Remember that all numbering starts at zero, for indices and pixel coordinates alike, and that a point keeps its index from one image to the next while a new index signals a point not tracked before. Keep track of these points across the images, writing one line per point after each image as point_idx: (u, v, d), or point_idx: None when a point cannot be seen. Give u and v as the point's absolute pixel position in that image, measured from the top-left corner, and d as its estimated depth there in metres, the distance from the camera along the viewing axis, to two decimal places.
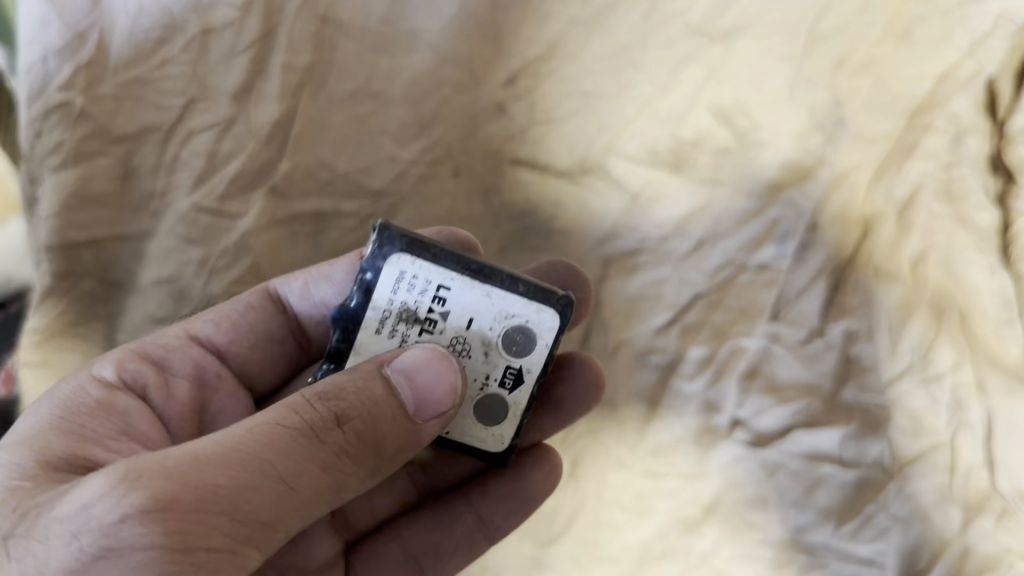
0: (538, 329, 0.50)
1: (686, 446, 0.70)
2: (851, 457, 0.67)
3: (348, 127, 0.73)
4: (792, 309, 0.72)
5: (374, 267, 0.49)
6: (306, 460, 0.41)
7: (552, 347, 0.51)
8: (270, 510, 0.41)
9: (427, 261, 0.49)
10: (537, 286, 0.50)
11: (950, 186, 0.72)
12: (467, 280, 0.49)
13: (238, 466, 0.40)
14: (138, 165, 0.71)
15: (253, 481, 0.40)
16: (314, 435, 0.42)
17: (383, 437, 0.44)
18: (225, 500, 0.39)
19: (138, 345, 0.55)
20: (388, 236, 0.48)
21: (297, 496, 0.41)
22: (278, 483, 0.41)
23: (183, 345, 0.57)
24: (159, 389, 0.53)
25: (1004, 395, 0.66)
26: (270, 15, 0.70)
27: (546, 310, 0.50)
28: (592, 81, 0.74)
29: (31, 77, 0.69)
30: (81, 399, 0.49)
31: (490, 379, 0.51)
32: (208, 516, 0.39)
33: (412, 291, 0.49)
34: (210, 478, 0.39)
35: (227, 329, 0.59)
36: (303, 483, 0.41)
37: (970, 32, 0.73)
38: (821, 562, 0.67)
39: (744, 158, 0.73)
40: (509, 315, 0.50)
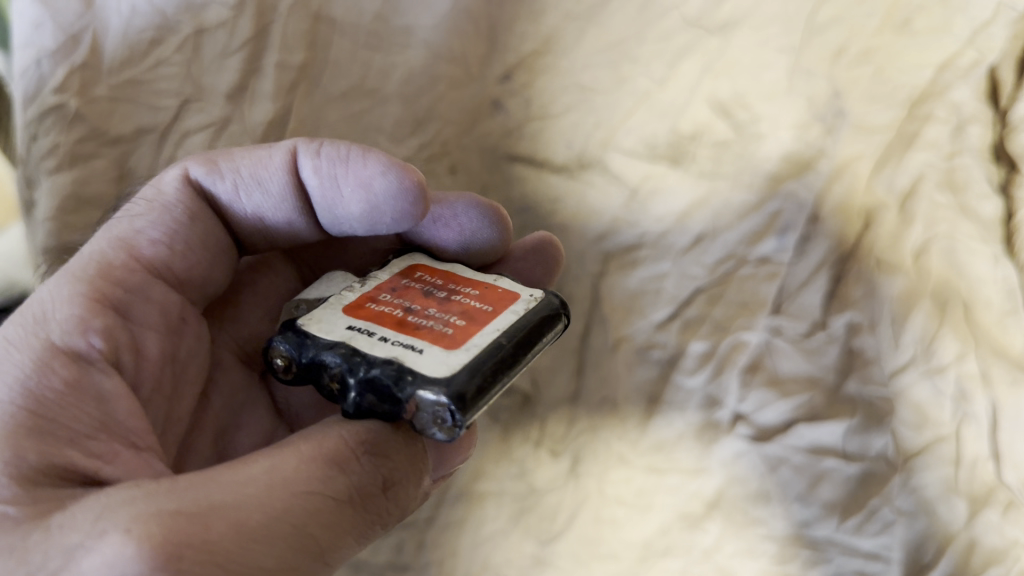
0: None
1: (688, 441, 0.70)
2: (854, 450, 0.67)
3: (343, 126, 0.73)
4: (794, 302, 0.71)
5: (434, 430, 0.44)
6: (347, 530, 0.42)
7: None
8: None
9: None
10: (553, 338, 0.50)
11: (953, 176, 0.71)
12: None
13: (281, 542, 0.39)
14: (133, 166, 0.70)
15: (294, 559, 0.39)
16: (359, 502, 0.42)
17: (410, 499, 0.46)
18: None
19: (95, 291, 0.49)
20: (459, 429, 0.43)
21: (326, 567, 0.41)
22: (318, 556, 0.40)
23: (144, 285, 0.52)
24: (131, 353, 0.49)
25: (1009, 386, 0.65)
26: (263, 14, 0.70)
27: None
28: (590, 75, 0.73)
29: (25, 81, 0.69)
30: (49, 383, 0.44)
31: None
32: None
33: None
34: (254, 559, 0.38)
35: (179, 251, 0.54)
36: (337, 555, 0.42)
37: (970, 20, 0.72)
38: (825, 556, 0.66)
39: (743, 151, 0.73)
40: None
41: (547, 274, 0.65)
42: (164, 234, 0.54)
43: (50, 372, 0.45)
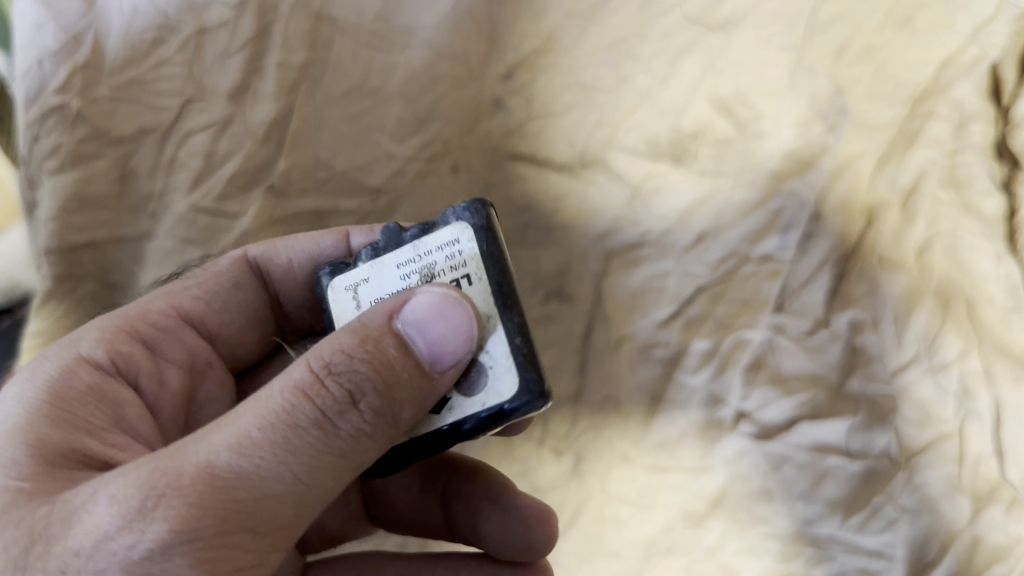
0: (491, 385, 0.44)
1: (690, 440, 0.70)
2: (857, 448, 0.67)
3: (344, 125, 0.73)
4: (796, 301, 0.71)
5: (442, 218, 0.47)
6: (322, 452, 0.39)
7: (485, 411, 0.44)
8: (292, 510, 0.40)
9: (481, 250, 0.46)
10: (529, 355, 0.44)
11: (955, 173, 0.71)
12: (489, 295, 0.45)
13: (252, 476, 0.38)
14: (136, 167, 0.71)
15: (269, 487, 0.39)
16: (327, 421, 0.39)
17: (402, 405, 0.41)
18: (247, 515, 0.38)
19: (127, 323, 0.53)
20: (476, 205, 0.46)
21: (314, 490, 0.40)
22: (297, 484, 0.39)
23: (176, 329, 0.56)
24: (150, 377, 0.53)
25: (1012, 383, 0.65)
26: (265, 14, 0.70)
27: (510, 378, 0.44)
28: (591, 73, 0.73)
29: (28, 81, 0.69)
30: (71, 383, 0.48)
31: None
32: (228, 533, 0.38)
33: (446, 258, 0.46)
34: (228, 495, 0.38)
35: (216, 308, 0.58)
36: (322, 476, 0.40)
37: (972, 18, 0.73)
38: (828, 555, 0.66)
39: (746, 149, 0.73)
40: (482, 349, 0.44)
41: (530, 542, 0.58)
42: (206, 291, 0.59)
43: (73, 374, 0.48)
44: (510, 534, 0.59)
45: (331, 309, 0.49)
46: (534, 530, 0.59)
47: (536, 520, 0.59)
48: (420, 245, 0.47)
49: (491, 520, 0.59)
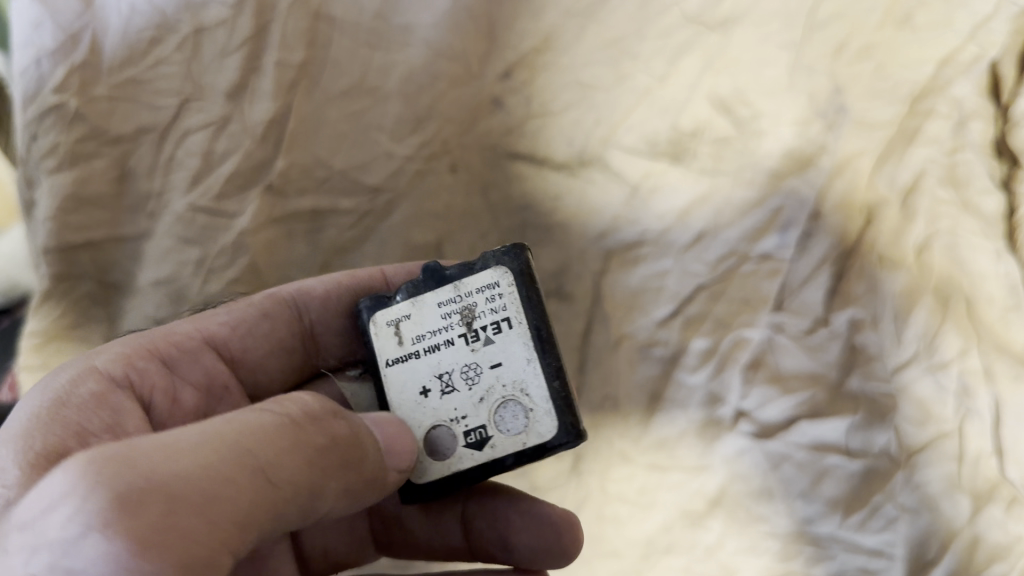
0: (532, 425, 0.51)
1: (690, 438, 0.70)
2: (857, 447, 0.67)
3: (343, 124, 0.73)
4: (795, 300, 0.71)
5: (482, 262, 0.53)
6: (289, 452, 0.41)
7: (526, 449, 0.51)
8: (246, 508, 0.39)
9: (520, 295, 0.52)
10: (565, 396, 0.51)
11: (954, 171, 0.71)
12: (528, 339, 0.52)
13: (214, 454, 0.39)
14: (134, 166, 0.71)
15: (229, 471, 0.39)
16: (299, 427, 0.42)
17: (362, 455, 0.45)
18: (200, 495, 0.38)
19: (150, 341, 0.55)
20: (515, 251, 0.53)
21: (273, 493, 0.40)
22: (258, 477, 0.40)
23: (196, 350, 0.57)
24: (164, 395, 0.53)
25: (1012, 381, 0.65)
26: (263, 13, 0.70)
27: (550, 418, 0.51)
28: (590, 72, 0.73)
29: (25, 81, 0.69)
30: (77, 390, 0.49)
31: (459, 420, 0.52)
32: (179, 508, 0.37)
33: (487, 302, 0.52)
34: (187, 466, 0.38)
35: (242, 334, 0.59)
36: (284, 478, 0.40)
37: (971, 15, 0.72)
38: (827, 553, 0.66)
39: (745, 148, 0.73)
40: (524, 391, 0.51)
41: (554, 535, 0.59)
42: (235, 318, 0.60)
43: (81, 382, 0.50)
44: (542, 540, 0.59)
45: (372, 341, 0.55)
46: (562, 536, 0.59)
47: (563, 525, 0.59)
48: (462, 286, 0.53)
49: (523, 528, 0.59)
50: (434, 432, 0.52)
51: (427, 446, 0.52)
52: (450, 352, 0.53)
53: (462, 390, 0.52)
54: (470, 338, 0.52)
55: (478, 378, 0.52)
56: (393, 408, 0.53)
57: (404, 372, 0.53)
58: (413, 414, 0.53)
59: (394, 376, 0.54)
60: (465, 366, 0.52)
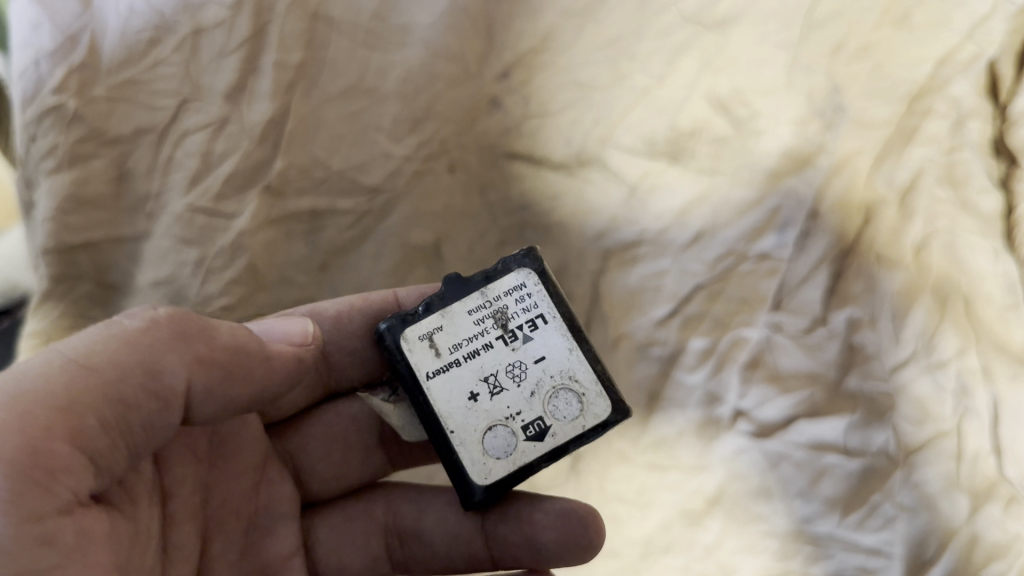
0: (588, 407, 0.54)
1: (688, 437, 0.70)
2: (855, 446, 0.67)
3: (341, 125, 0.73)
4: (794, 299, 0.71)
5: (506, 266, 0.57)
6: (101, 341, 0.45)
7: (587, 430, 0.54)
8: (77, 392, 0.43)
9: (547, 292, 0.56)
10: (609, 376, 0.55)
11: (953, 170, 0.71)
12: (565, 330, 0.56)
13: (21, 366, 0.44)
14: (132, 167, 0.71)
15: (38, 370, 0.43)
16: (115, 322, 0.46)
17: (199, 330, 0.48)
18: (19, 391, 0.42)
19: None
20: (532, 254, 0.57)
21: (93, 375, 0.44)
22: (73, 366, 0.44)
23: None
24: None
25: (1010, 380, 0.65)
26: (261, 14, 0.70)
27: (603, 398, 0.55)
28: (588, 72, 0.73)
29: (23, 81, 0.69)
30: None
31: (515, 416, 0.53)
32: (4, 402, 0.41)
33: (518, 303, 0.56)
34: (1, 376, 0.43)
35: None
36: (99, 360, 0.44)
37: (969, 15, 0.73)
38: (827, 552, 0.66)
39: (743, 147, 0.73)
40: (573, 378, 0.55)
41: (579, 533, 0.59)
42: None
43: None
44: (567, 535, 0.59)
45: (406, 356, 0.55)
46: (588, 531, 0.59)
47: (586, 519, 0.59)
48: (489, 291, 0.56)
49: (549, 526, 0.59)
50: (492, 434, 0.53)
51: (488, 447, 0.53)
52: (492, 353, 0.55)
53: (512, 388, 0.54)
54: (510, 338, 0.55)
55: (526, 372, 0.54)
56: (444, 418, 0.53)
57: (448, 381, 0.54)
58: (465, 420, 0.53)
59: (438, 388, 0.54)
60: (510, 364, 0.54)
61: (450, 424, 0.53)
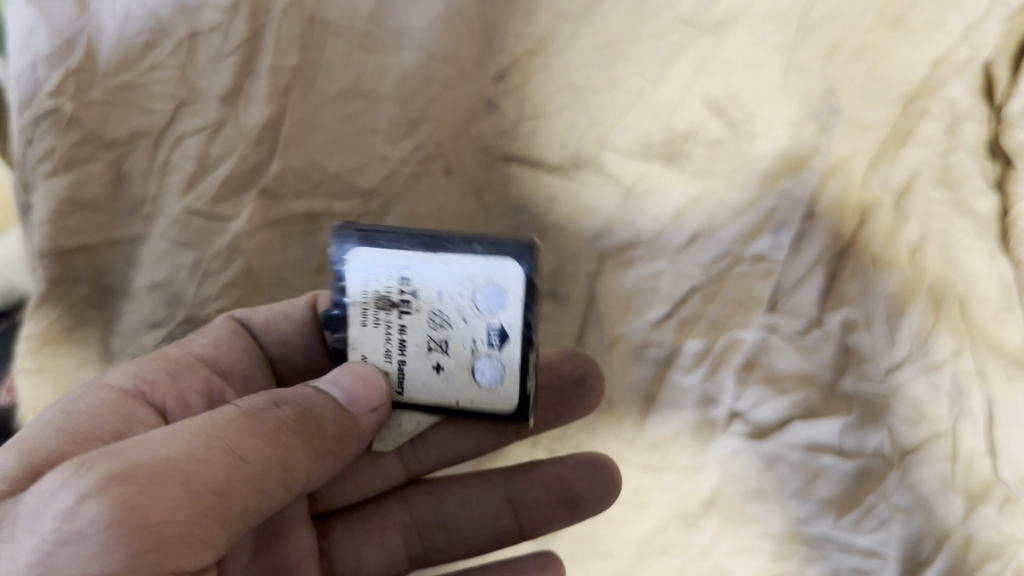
0: (503, 281, 0.46)
1: (685, 438, 0.70)
2: (850, 447, 0.67)
3: (337, 127, 0.73)
4: (789, 300, 0.71)
5: (340, 264, 0.48)
6: (251, 433, 0.43)
7: (528, 293, 0.46)
8: (222, 483, 0.41)
9: (382, 245, 0.47)
10: (490, 239, 0.46)
11: (948, 171, 0.71)
12: (427, 253, 0.47)
13: (184, 441, 0.42)
14: (129, 170, 0.71)
15: (201, 454, 0.41)
16: (254, 415, 0.44)
17: (324, 419, 0.46)
18: (171, 472, 0.40)
19: (155, 357, 0.57)
20: (346, 228, 0.48)
21: (246, 467, 0.42)
22: (228, 454, 0.42)
23: (194, 364, 0.58)
24: (177, 402, 0.55)
25: (1005, 381, 0.65)
26: (256, 17, 0.70)
27: (506, 261, 0.45)
28: (583, 73, 0.73)
29: (21, 85, 0.69)
30: (87, 401, 0.52)
31: (475, 342, 0.48)
32: (152, 484, 0.39)
33: (379, 277, 0.48)
34: (161, 453, 0.41)
35: (223, 350, 0.60)
36: (252, 453, 0.43)
37: (965, 17, 0.72)
38: (822, 553, 0.66)
39: (738, 149, 0.73)
40: (473, 278, 0.46)
41: (604, 485, 0.61)
42: (215, 339, 0.60)
43: (92, 394, 0.52)
44: (591, 487, 0.61)
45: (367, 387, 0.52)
46: (608, 478, 0.62)
47: (608, 471, 0.62)
48: (354, 295, 0.48)
49: (579, 479, 0.61)
50: (477, 372, 0.49)
51: (482, 379, 0.49)
52: (413, 328, 0.48)
53: (451, 329, 0.48)
54: (407, 307, 0.48)
55: (442, 313, 0.47)
56: (439, 399, 0.50)
57: (413, 381, 0.50)
58: (453, 389, 0.50)
59: (413, 389, 0.50)
60: (431, 315, 0.48)
61: (448, 398, 0.50)
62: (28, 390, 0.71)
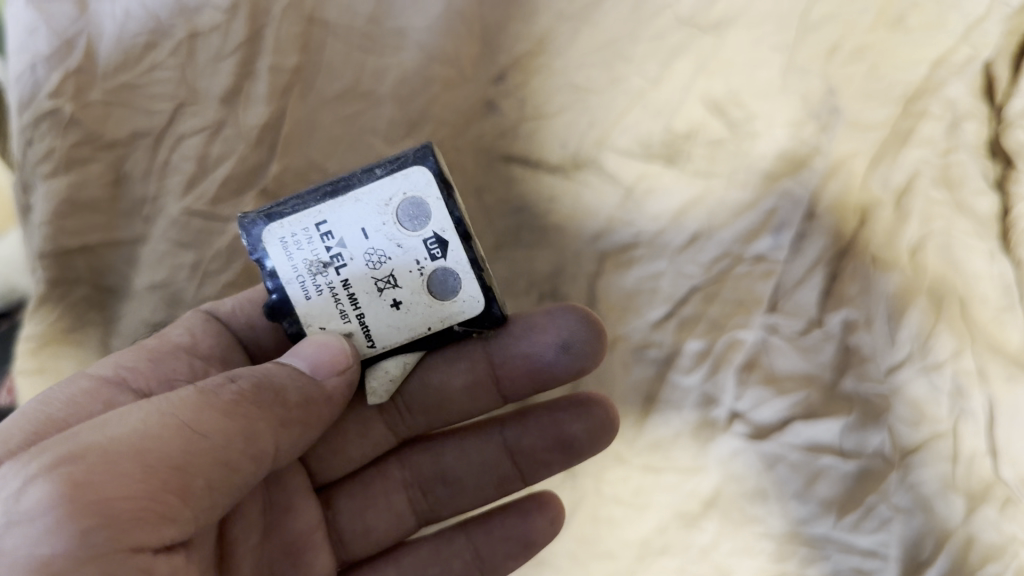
0: (416, 191, 0.48)
1: (685, 439, 0.70)
2: (851, 448, 0.67)
3: (337, 128, 0.73)
4: (790, 301, 0.71)
5: (259, 252, 0.49)
6: (205, 406, 0.41)
7: (444, 192, 0.48)
8: (178, 456, 0.39)
9: (290, 214, 0.49)
10: (386, 160, 0.49)
11: (948, 172, 0.71)
12: (336, 200, 0.49)
13: (136, 418, 0.40)
14: (129, 171, 0.71)
15: (154, 429, 0.39)
16: (208, 389, 0.42)
17: (286, 388, 0.44)
18: (123, 449, 0.38)
19: (139, 346, 0.55)
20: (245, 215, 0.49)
21: (203, 439, 0.40)
22: (182, 429, 0.40)
23: (173, 351, 0.56)
24: (161, 383, 0.53)
25: (1006, 381, 0.65)
26: (256, 18, 0.70)
27: (410, 170, 0.48)
28: (582, 74, 0.73)
29: (20, 86, 0.69)
30: (67, 390, 0.50)
31: (421, 261, 0.48)
32: (103, 460, 0.37)
33: (302, 245, 0.49)
34: (111, 432, 0.39)
35: (200, 333, 0.58)
36: (209, 425, 0.40)
37: (964, 17, 0.72)
38: (823, 554, 0.66)
39: (738, 149, 0.73)
40: (387, 201, 0.48)
41: (604, 429, 0.61)
42: (188, 329, 0.58)
43: (71, 385, 0.50)
44: (592, 432, 0.60)
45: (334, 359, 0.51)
46: (607, 420, 0.61)
47: (605, 412, 0.61)
48: (283, 274, 0.49)
49: (575, 420, 0.60)
50: (435, 286, 0.49)
51: (443, 293, 0.49)
52: (357, 277, 0.48)
53: (392, 258, 0.48)
54: (342, 261, 0.48)
55: (374, 247, 0.48)
56: (410, 334, 0.50)
57: (378, 329, 0.49)
58: (420, 317, 0.49)
59: (382, 337, 0.50)
60: (368, 254, 0.48)
61: (420, 330, 0.50)
62: (26, 392, 0.71)
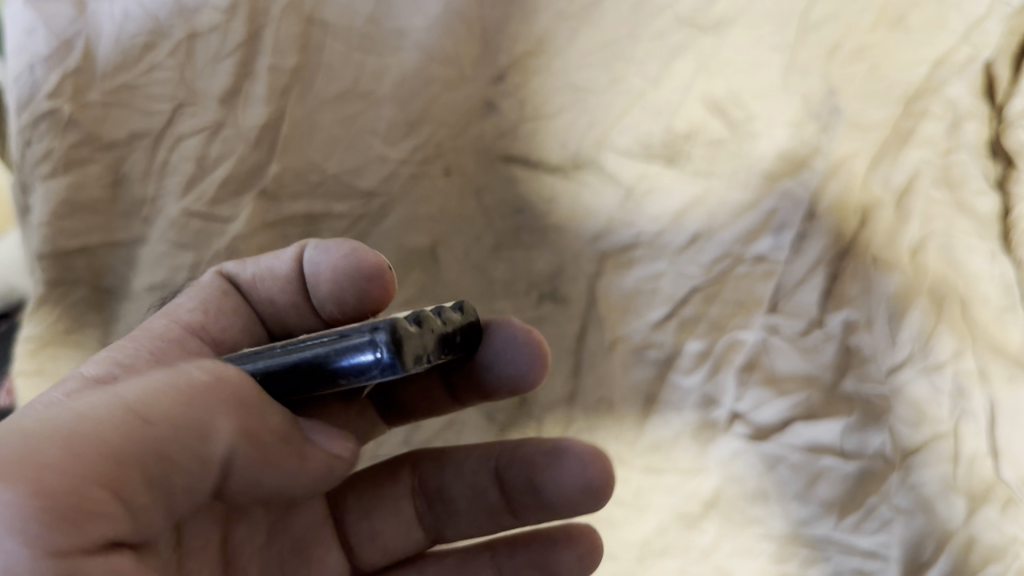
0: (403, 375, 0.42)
1: (685, 440, 0.70)
2: (852, 449, 0.67)
3: (336, 128, 0.72)
4: (790, 301, 0.71)
5: None
6: (162, 393, 0.37)
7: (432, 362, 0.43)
8: (117, 444, 0.35)
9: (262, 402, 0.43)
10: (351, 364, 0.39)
11: (949, 172, 0.71)
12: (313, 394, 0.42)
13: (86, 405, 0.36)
14: (127, 172, 0.71)
15: (98, 413, 0.36)
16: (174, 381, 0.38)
17: (263, 408, 0.40)
18: (59, 433, 0.34)
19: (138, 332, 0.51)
20: None
21: (148, 429, 0.36)
22: (128, 415, 0.36)
23: (180, 336, 0.52)
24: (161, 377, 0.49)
25: (1007, 382, 0.65)
26: (255, 18, 0.70)
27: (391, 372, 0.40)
28: (582, 75, 0.72)
29: (19, 87, 0.69)
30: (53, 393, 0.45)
31: None
32: (35, 442, 0.34)
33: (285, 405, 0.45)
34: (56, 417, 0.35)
35: (213, 313, 0.55)
36: (159, 413, 0.36)
37: (965, 16, 0.72)
38: (823, 555, 0.66)
39: (739, 150, 0.73)
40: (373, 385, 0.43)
41: (596, 479, 0.55)
42: (200, 301, 0.55)
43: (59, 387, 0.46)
44: (581, 481, 0.55)
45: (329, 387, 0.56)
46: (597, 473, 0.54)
47: (594, 458, 0.55)
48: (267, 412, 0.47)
49: (552, 468, 0.55)
50: None
51: None
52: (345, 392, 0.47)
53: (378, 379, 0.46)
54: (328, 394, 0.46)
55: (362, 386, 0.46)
56: None
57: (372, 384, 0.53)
58: None
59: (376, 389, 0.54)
60: None
61: None
62: (27, 392, 0.71)
